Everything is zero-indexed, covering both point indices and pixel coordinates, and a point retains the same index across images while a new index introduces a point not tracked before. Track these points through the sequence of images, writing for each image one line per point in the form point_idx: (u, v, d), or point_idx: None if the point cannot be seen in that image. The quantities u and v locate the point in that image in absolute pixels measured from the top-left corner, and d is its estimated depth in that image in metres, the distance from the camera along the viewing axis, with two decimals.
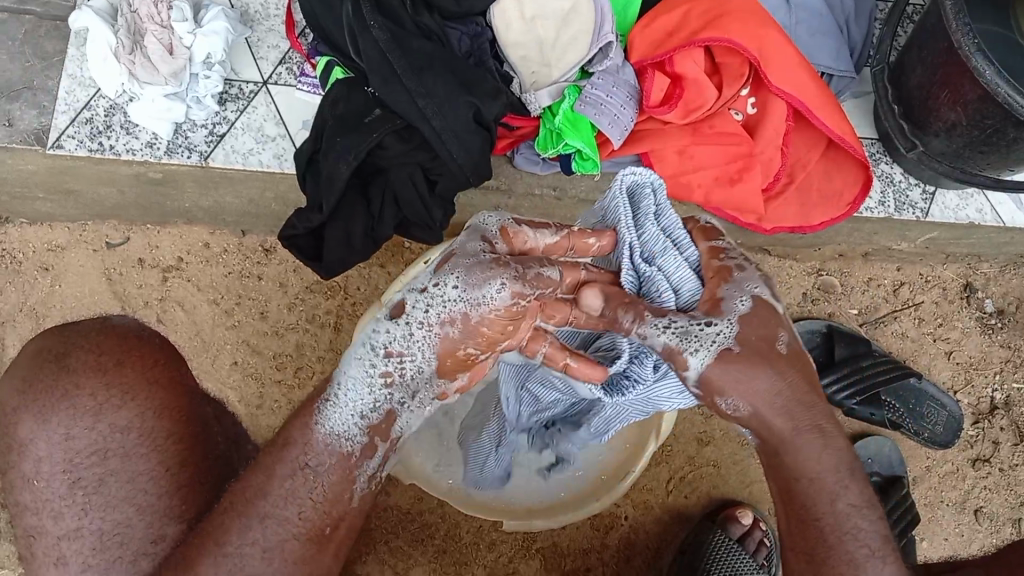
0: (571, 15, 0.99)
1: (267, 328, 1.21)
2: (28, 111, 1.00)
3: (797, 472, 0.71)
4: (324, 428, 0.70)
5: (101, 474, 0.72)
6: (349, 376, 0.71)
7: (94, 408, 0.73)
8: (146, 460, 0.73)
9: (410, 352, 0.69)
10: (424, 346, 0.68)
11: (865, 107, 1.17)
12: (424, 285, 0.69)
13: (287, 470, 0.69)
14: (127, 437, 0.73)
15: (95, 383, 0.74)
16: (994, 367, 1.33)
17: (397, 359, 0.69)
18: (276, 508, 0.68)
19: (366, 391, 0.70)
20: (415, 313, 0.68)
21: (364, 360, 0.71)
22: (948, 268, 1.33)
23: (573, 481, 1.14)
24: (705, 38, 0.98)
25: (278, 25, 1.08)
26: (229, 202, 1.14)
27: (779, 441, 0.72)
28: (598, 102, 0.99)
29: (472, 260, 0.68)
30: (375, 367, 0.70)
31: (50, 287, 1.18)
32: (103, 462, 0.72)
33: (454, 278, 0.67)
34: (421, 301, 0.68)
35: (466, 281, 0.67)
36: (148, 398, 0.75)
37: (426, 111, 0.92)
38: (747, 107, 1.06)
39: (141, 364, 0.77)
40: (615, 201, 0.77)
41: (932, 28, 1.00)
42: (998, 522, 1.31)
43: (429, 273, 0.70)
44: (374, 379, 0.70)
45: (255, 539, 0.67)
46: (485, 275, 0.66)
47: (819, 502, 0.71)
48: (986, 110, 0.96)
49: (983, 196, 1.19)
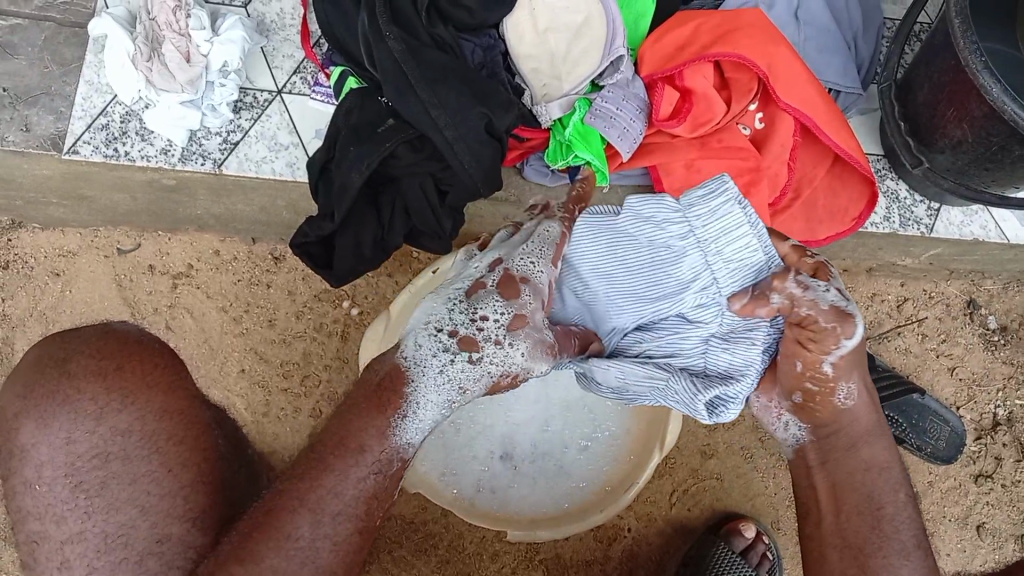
0: (582, 29, 1.00)
1: (274, 336, 1.21)
2: (45, 116, 1.01)
3: (866, 462, 0.82)
4: (403, 439, 0.77)
5: (104, 477, 0.61)
6: (426, 398, 0.78)
7: (95, 413, 0.61)
8: (148, 462, 0.61)
9: (473, 389, 0.80)
10: (484, 386, 0.81)
11: (871, 125, 1.19)
12: (500, 342, 0.78)
13: (362, 472, 0.74)
14: (129, 440, 0.61)
15: (96, 386, 0.61)
16: (997, 383, 1.34)
17: (465, 393, 0.80)
18: (350, 504, 0.72)
19: (438, 414, 0.79)
20: (487, 364, 0.79)
21: (438, 387, 0.78)
22: (951, 285, 1.34)
23: (578, 494, 1.15)
24: (716, 53, 1.00)
25: (294, 35, 1.09)
26: (241, 210, 1.15)
27: (859, 434, 0.83)
28: (609, 115, 1.01)
29: (536, 332, 0.80)
30: (447, 395, 0.79)
31: (61, 291, 1.18)
32: (104, 465, 0.61)
33: (527, 348, 0.79)
34: (497, 356, 0.79)
35: (530, 355, 0.80)
36: (149, 401, 0.62)
37: (439, 121, 0.93)
38: (755, 122, 1.08)
39: (142, 366, 0.63)
40: (732, 218, 0.82)
41: (939, 46, 1.01)
42: (1000, 538, 1.31)
43: (499, 324, 0.79)
44: (445, 403, 0.79)
45: (326, 533, 0.69)
46: (543, 355, 0.81)
47: (879, 490, 0.81)
48: (992, 127, 0.97)
49: (986, 213, 1.20)
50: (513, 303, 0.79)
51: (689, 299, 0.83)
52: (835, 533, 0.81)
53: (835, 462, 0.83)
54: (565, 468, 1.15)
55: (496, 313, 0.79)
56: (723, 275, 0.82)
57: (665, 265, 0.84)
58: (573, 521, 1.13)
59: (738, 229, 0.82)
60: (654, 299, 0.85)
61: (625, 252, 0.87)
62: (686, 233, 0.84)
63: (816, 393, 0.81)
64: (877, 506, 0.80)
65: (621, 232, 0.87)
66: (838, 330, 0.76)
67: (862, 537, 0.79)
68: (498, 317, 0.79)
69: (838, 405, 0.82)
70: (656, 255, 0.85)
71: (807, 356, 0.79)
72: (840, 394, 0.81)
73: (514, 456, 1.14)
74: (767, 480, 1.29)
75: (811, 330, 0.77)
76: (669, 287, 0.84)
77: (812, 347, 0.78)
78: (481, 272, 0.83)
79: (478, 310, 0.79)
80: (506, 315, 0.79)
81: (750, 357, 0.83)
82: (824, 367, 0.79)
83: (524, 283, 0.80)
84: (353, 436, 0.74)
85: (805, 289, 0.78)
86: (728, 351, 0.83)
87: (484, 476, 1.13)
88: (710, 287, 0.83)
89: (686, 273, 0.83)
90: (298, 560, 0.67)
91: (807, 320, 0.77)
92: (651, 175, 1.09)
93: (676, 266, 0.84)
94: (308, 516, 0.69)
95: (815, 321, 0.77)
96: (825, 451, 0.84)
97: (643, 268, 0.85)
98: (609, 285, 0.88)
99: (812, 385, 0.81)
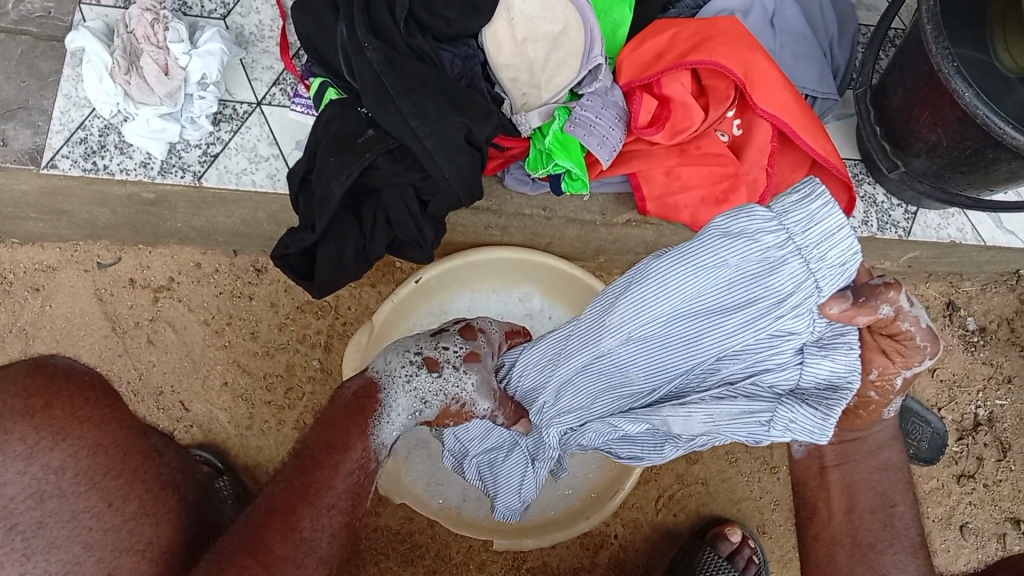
0: (561, 38, 1.01)
1: (258, 348, 1.21)
2: (22, 131, 1.01)
3: (884, 463, 0.81)
4: (378, 438, 0.83)
5: (40, 516, 0.65)
6: (396, 403, 0.85)
7: (26, 453, 0.66)
8: (84, 497, 0.68)
9: (430, 409, 0.86)
10: (438, 407, 0.86)
11: (847, 130, 1.20)
12: (456, 366, 0.86)
13: (348, 468, 0.79)
14: (63, 477, 0.67)
15: (26, 426, 0.66)
16: (977, 384, 1.35)
17: (424, 408, 0.86)
18: (340, 498, 0.77)
19: (404, 422, 0.85)
20: (444, 383, 0.85)
21: (405, 395, 0.85)
22: (930, 287, 1.36)
23: (565, 501, 1.16)
24: (692, 61, 1.00)
25: (273, 47, 1.09)
26: (221, 222, 1.15)
27: (883, 439, 0.81)
28: (588, 123, 1.01)
29: (489, 370, 0.87)
30: (412, 406, 0.85)
31: (40, 307, 1.18)
32: (40, 504, 0.66)
33: (478, 380, 0.86)
34: (452, 379, 0.85)
35: (479, 387, 0.85)
36: (82, 437, 0.69)
37: (419, 131, 0.93)
38: (732, 129, 1.09)
39: (72, 403, 0.69)
40: (833, 217, 0.72)
41: (912, 51, 1.03)
42: (984, 537, 1.32)
43: (458, 353, 0.87)
44: (411, 413, 0.86)
45: (325, 523, 0.75)
46: (492, 392, 0.86)
47: (892, 490, 0.81)
48: (965, 131, 0.98)
49: (963, 216, 1.21)
50: (471, 341, 0.88)
51: (788, 320, 0.75)
52: (845, 531, 0.81)
53: (854, 464, 0.81)
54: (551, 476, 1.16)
55: (457, 345, 0.88)
56: (829, 284, 0.73)
57: (760, 287, 0.75)
58: (563, 528, 1.12)
59: (839, 232, 0.72)
60: (747, 328, 0.76)
61: (707, 276, 0.77)
62: (783, 242, 0.74)
63: (874, 403, 0.73)
64: (891, 507, 0.80)
65: (701, 255, 0.77)
66: (930, 350, 0.68)
67: (874, 534, 0.80)
68: (459, 348, 0.87)
69: (883, 415, 0.75)
70: (752, 273, 0.75)
71: (886, 367, 0.70)
72: (892, 408, 0.74)
73: None
74: (752, 484, 1.30)
75: (901, 344, 0.69)
76: (766, 312, 0.75)
77: (897, 360, 0.70)
78: (448, 324, 0.92)
79: (444, 341, 0.88)
80: (465, 349, 0.87)
81: (854, 363, 0.72)
82: (896, 381, 0.71)
83: (481, 330, 0.90)
84: (337, 437, 0.80)
85: (912, 301, 0.68)
86: (829, 359, 0.73)
87: (470, 485, 1.14)
88: (814, 298, 0.73)
89: (786, 288, 0.74)
90: (304, 549, 0.72)
91: (902, 335, 0.68)
92: (632, 183, 1.10)
93: (773, 282, 0.75)
94: (308, 508, 0.74)
95: (911, 338, 0.68)
96: (846, 451, 0.82)
97: (729, 294, 0.77)
98: (687, 317, 0.78)
99: (874, 395, 0.73)
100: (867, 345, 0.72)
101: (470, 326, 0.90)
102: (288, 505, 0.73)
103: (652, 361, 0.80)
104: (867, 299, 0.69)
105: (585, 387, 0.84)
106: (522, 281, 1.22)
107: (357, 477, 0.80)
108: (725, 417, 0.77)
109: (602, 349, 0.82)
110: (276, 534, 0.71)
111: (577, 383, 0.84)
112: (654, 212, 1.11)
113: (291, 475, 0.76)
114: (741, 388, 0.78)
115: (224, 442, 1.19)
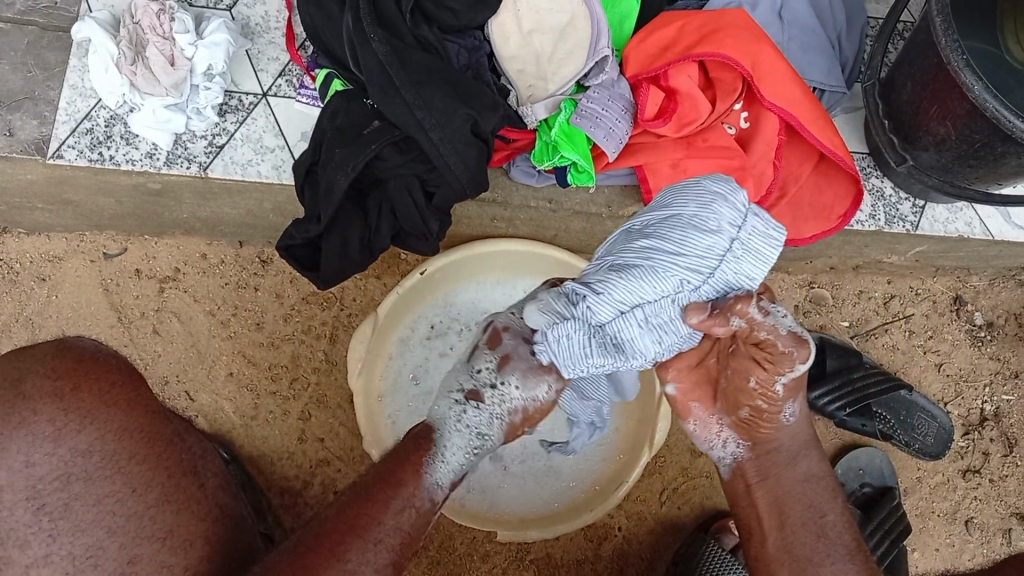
0: (568, 29, 1.01)
1: (263, 339, 1.21)
2: (29, 121, 1.01)
3: (804, 474, 0.84)
4: (434, 476, 0.82)
5: (66, 498, 0.66)
6: (452, 442, 0.85)
7: (53, 434, 0.67)
8: (111, 482, 0.68)
9: (491, 437, 0.87)
10: (500, 430, 0.87)
11: (855, 123, 1.19)
12: (494, 384, 0.86)
13: (400, 505, 0.79)
14: (89, 461, 0.68)
15: (54, 408, 0.68)
16: (984, 379, 1.35)
17: (483, 438, 0.86)
18: (387, 533, 0.76)
19: (462, 459, 0.85)
20: (492, 408, 0.86)
21: (460, 432, 0.85)
22: (938, 282, 1.35)
23: (571, 493, 1.15)
24: (699, 53, 1.00)
25: (278, 38, 1.09)
26: (227, 213, 1.15)
27: (797, 448, 0.85)
28: (594, 115, 1.00)
29: (527, 361, 0.86)
30: (470, 442, 0.85)
31: (47, 296, 1.18)
32: (66, 486, 0.67)
33: (518, 381, 0.86)
34: (497, 397, 0.86)
35: (524, 384, 0.86)
36: (108, 421, 0.70)
37: (425, 122, 0.93)
38: (740, 122, 1.08)
39: (100, 388, 0.70)
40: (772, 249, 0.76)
41: (921, 44, 1.02)
42: (989, 532, 1.32)
43: (491, 369, 0.86)
44: (470, 446, 0.86)
45: (370, 558, 0.74)
46: (539, 379, 0.86)
47: (821, 500, 0.83)
48: (974, 124, 0.97)
49: (971, 210, 1.21)
50: (497, 349, 0.86)
51: (661, 271, 0.73)
52: (781, 548, 0.81)
53: (776, 478, 0.84)
54: (555, 466, 1.16)
55: (487, 363, 0.86)
56: (709, 286, 0.74)
57: (680, 232, 0.74)
58: (565, 521, 1.12)
59: (766, 257, 0.75)
60: (640, 252, 0.75)
61: (667, 212, 0.76)
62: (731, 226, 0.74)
63: (765, 409, 0.82)
64: (820, 514, 0.82)
65: (681, 196, 0.76)
66: (797, 353, 0.75)
67: (810, 548, 0.80)
68: (490, 364, 0.86)
69: (781, 421, 0.83)
70: (687, 222, 0.74)
71: (762, 374, 0.78)
72: (785, 412, 0.82)
73: (504, 455, 1.15)
74: None
75: (769, 352, 0.76)
76: (662, 254, 0.74)
77: (768, 366, 0.77)
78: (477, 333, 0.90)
79: (473, 365, 0.87)
80: (495, 361, 0.86)
81: (651, 349, 0.78)
82: (776, 389, 0.79)
83: (506, 330, 0.87)
84: (391, 474, 0.80)
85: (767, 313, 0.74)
86: (640, 330, 0.76)
87: (474, 476, 1.15)
88: (693, 285, 0.74)
89: (692, 251, 0.73)
90: None
91: (766, 343, 0.75)
92: (638, 175, 1.09)
93: (682, 238, 0.74)
94: (356, 541, 0.74)
95: (774, 345, 0.75)
96: (763, 466, 0.85)
97: (660, 230, 0.75)
98: (624, 233, 0.79)
99: (761, 402, 0.81)
100: (742, 352, 0.79)
101: (492, 331, 0.87)
102: (338, 534, 0.74)
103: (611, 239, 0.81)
104: (718, 313, 0.74)
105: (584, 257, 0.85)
106: (526, 272, 1.21)
107: (410, 515, 0.79)
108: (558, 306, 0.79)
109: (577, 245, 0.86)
110: (324, 561, 0.71)
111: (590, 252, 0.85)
112: None
113: (343, 505, 0.77)
114: (574, 298, 0.78)
115: (229, 432, 1.19)
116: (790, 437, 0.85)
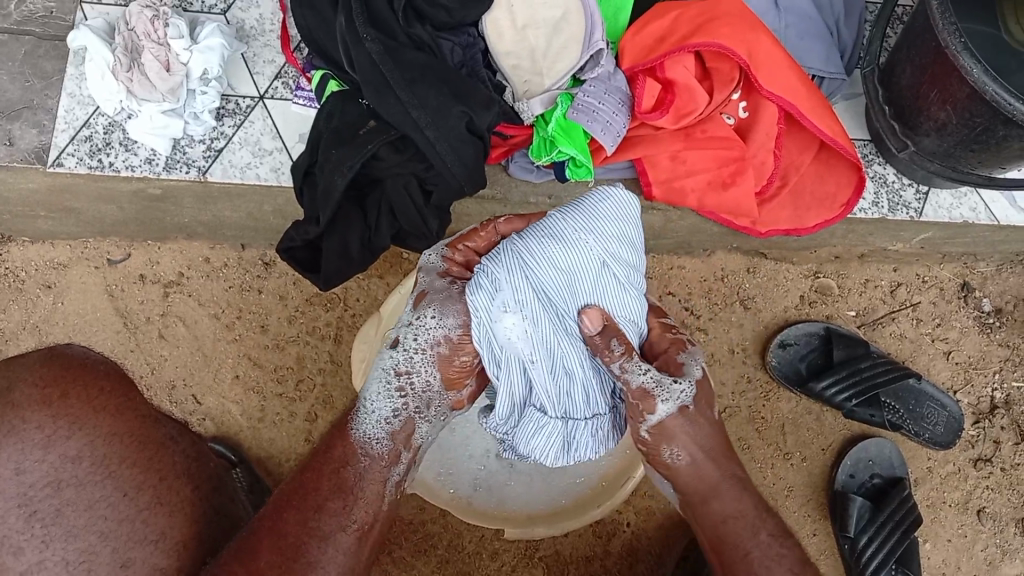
0: (562, 23, 1.00)
1: (267, 341, 1.21)
2: (29, 130, 1.02)
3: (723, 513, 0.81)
4: (359, 432, 0.80)
5: (58, 504, 0.63)
6: (371, 390, 0.82)
7: (43, 441, 0.64)
8: (101, 488, 0.65)
9: (416, 377, 0.82)
10: (429, 366, 0.82)
11: (856, 110, 1.18)
12: (410, 320, 0.82)
13: (337, 472, 0.77)
14: (79, 466, 0.65)
15: (43, 415, 0.65)
16: (994, 366, 1.33)
17: (406, 376, 0.82)
18: (326, 501, 0.75)
19: (385, 404, 0.82)
20: (409, 347, 0.82)
21: (381, 379, 0.83)
22: (945, 269, 1.34)
23: (575, 489, 1.13)
24: (696, 43, 0.99)
25: (274, 40, 1.09)
26: (228, 216, 1.15)
27: (705, 488, 0.82)
28: (591, 108, 1.00)
29: (444, 293, 0.83)
30: (386, 384, 0.82)
31: (52, 304, 1.19)
32: (58, 493, 0.64)
33: (434, 311, 0.82)
34: (410, 331, 0.82)
35: (442, 311, 0.82)
36: (96, 427, 0.67)
37: (420, 121, 0.92)
38: (738, 111, 1.08)
39: (87, 392, 0.67)
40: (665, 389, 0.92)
41: (920, 28, 1.01)
42: (1002, 521, 1.30)
43: (409, 310, 0.84)
44: (391, 392, 0.82)
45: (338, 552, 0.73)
46: (458, 302, 0.82)
47: (744, 537, 0.80)
48: (974, 107, 0.96)
49: (976, 195, 1.19)
50: (416, 290, 0.85)
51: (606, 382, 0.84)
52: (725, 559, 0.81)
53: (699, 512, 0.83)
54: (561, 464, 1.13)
55: (407, 306, 0.85)
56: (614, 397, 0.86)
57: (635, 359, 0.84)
58: (569, 518, 1.12)
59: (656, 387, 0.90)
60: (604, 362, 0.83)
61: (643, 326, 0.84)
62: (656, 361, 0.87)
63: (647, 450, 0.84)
64: (745, 555, 0.79)
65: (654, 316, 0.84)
66: (643, 406, 0.80)
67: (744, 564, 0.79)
68: (408, 306, 0.84)
69: (668, 463, 0.83)
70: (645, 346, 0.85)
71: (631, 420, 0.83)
72: (667, 456, 0.83)
73: (510, 454, 1.12)
74: (766, 469, 1.27)
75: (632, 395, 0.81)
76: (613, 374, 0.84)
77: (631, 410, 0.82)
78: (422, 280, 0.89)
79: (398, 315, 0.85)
80: (414, 302, 0.84)
81: (576, 440, 0.86)
82: (641, 433, 0.82)
83: (420, 272, 0.86)
84: (324, 442, 0.81)
85: (632, 366, 0.79)
86: (573, 425, 0.84)
87: (480, 474, 1.13)
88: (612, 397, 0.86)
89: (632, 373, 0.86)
90: (286, 553, 0.71)
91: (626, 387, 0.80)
92: (637, 169, 1.09)
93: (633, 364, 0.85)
94: (294, 512, 0.73)
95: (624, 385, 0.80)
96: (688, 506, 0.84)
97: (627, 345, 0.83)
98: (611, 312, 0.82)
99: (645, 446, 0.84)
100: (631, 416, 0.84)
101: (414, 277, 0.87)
102: (277, 513, 0.73)
103: (604, 296, 0.81)
104: (599, 338, 0.80)
105: (579, 265, 0.79)
106: None
107: (353, 479, 0.78)
108: (537, 369, 0.80)
109: (566, 239, 0.79)
110: (263, 544, 0.70)
111: (571, 250, 0.79)
112: (660, 197, 1.10)
113: (291, 478, 0.77)
114: (543, 367, 0.80)
115: (235, 435, 1.20)
116: (690, 482, 0.83)
